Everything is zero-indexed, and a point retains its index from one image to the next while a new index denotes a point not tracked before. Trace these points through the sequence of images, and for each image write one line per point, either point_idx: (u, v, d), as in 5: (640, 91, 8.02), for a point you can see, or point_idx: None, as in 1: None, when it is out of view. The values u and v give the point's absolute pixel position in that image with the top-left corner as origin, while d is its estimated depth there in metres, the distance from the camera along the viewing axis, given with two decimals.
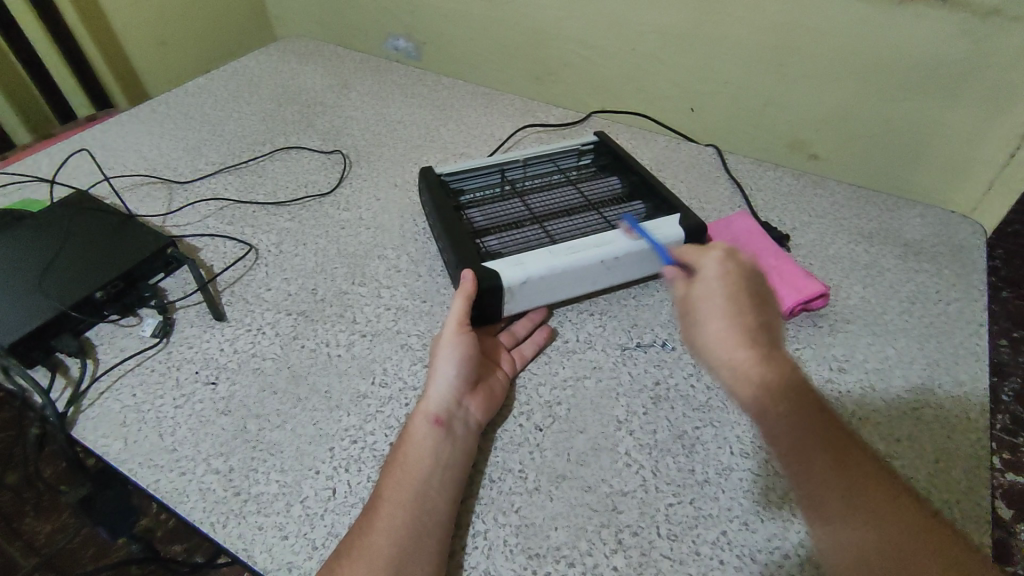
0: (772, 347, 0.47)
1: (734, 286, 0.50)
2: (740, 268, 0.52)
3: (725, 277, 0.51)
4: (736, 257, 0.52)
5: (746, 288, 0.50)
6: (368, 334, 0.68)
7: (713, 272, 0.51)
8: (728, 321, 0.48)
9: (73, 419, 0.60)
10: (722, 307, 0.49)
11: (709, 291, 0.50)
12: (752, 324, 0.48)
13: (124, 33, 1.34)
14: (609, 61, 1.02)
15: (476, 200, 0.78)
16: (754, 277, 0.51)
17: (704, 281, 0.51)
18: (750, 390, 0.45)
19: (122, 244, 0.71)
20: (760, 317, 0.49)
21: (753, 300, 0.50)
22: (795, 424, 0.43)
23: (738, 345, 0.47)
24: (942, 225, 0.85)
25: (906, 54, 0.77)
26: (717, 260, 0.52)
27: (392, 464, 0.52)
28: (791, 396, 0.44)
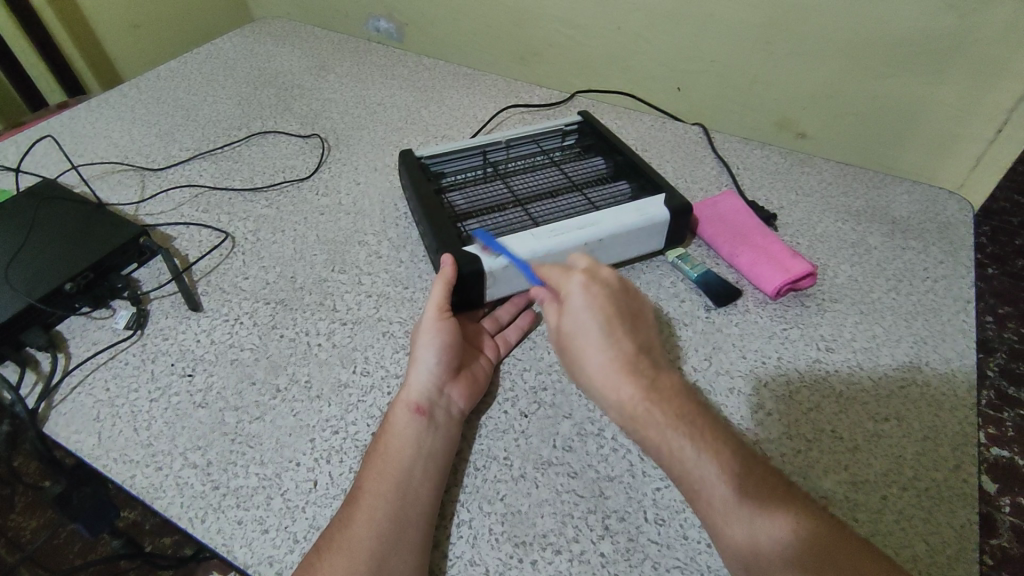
0: (648, 370, 0.50)
1: (600, 314, 0.51)
2: (602, 290, 0.53)
3: (591, 304, 0.51)
4: (594, 279, 0.53)
5: (612, 311, 0.51)
6: (349, 322, 0.66)
7: (580, 299, 0.51)
8: (599, 355, 0.50)
9: (44, 415, 0.58)
10: (594, 342, 0.50)
11: (579, 323, 0.51)
12: (618, 353, 0.50)
13: (95, 17, 1.29)
14: (594, 39, 0.99)
15: (457, 182, 0.76)
16: (616, 298, 0.53)
17: (575, 311, 0.51)
18: (641, 420, 0.47)
19: (92, 234, 0.68)
20: (627, 340, 0.50)
21: (615, 323, 0.51)
22: (678, 443, 0.46)
23: (621, 377, 0.48)
24: (929, 201, 0.85)
25: (893, 30, 0.76)
26: (578, 280, 0.53)
27: (373, 455, 0.51)
28: (668, 417, 0.47)
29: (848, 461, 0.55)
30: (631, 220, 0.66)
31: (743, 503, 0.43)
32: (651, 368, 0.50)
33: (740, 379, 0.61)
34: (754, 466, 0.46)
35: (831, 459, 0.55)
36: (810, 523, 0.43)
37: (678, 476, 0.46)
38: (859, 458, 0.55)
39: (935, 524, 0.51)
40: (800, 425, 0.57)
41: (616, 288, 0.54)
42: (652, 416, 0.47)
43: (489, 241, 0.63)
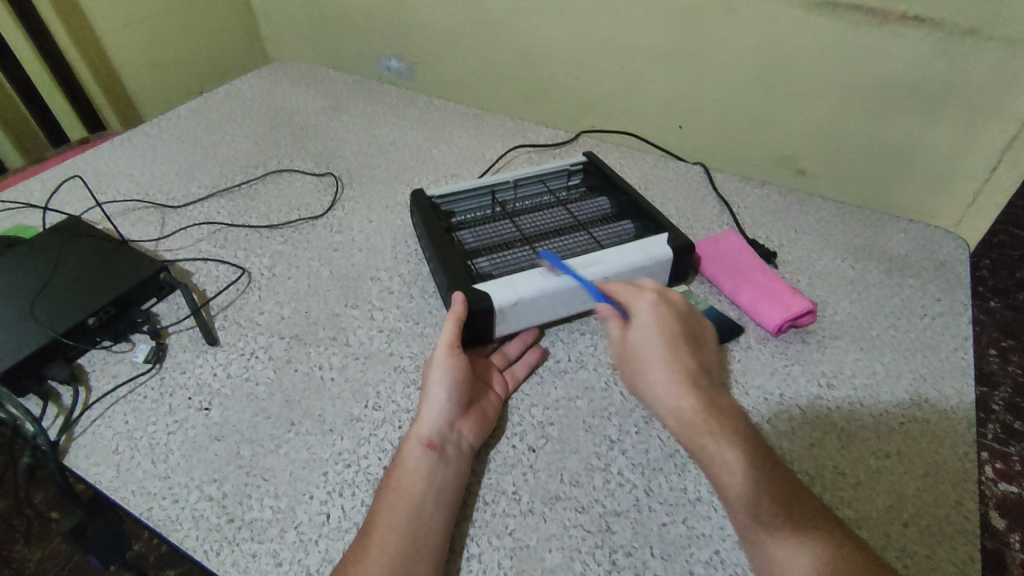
0: (704, 386, 0.55)
1: (668, 334, 0.58)
2: (671, 313, 0.59)
3: (659, 323, 0.58)
4: (665, 300, 0.60)
5: (676, 333, 0.58)
6: (361, 356, 0.68)
7: (650, 318, 0.58)
8: (663, 368, 0.56)
9: (65, 448, 0.60)
10: (661, 355, 0.56)
11: (650, 336, 0.58)
12: (680, 367, 0.56)
13: (119, 59, 1.34)
14: (599, 80, 1.03)
15: (467, 221, 0.78)
16: (682, 323, 0.59)
17: (642, 329, 0.58)
18: (694, 427, 0.53)
19: (115, 270, 0.71)
20: (689, 357, 0.57)
21: (680, 340, 0.58)
22: (729, 454, 0.51)
23: (679, 388, 0.55)
24: (926, 240, 0.87)
25: (887, 73, 0.79)
26: (647, 300, 0.60)
27: (385, 488, 0.52)
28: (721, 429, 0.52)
29: (851, 497, 0.56)
30: (635, 257, 0.69)
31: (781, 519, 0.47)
32: (707, 385, 0.56)
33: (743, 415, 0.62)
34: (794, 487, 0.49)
35: (834, 495, 0.56)
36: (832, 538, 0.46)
37: (722, 489, 0.50)
38: (861, 494, 0.56)
39: (937, 561, 0.51)
40: (803, 461, 0.58)
41: (685, 311, 0.61)
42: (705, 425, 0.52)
43: (555, 263, 0.67)
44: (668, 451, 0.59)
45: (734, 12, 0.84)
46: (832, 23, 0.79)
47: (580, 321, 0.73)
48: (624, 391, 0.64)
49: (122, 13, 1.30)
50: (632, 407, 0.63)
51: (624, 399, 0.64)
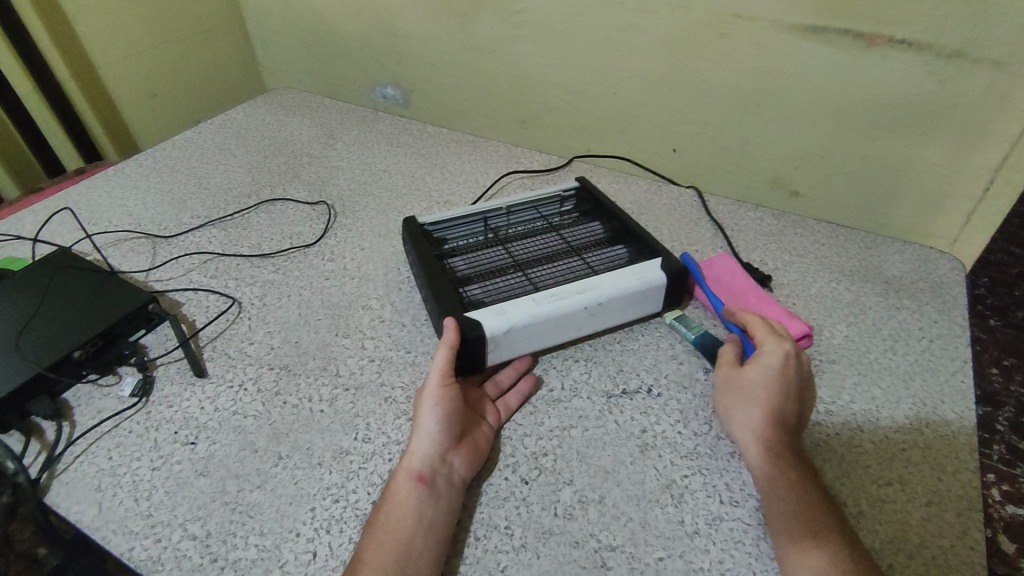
0: (791, 430, 0.57)
1: (782, 381, 0.58)
2: (796, 368, 0.59)
3: (776, 369, 0.59)
4: (799, 360, 0.60)
5: (791, 382, 0.59)
6: (351, 387, 0.67)
7: (769, 362, 0.59)
8: (769, 414, 0.57)
9: (47, 485, 0.58)
10: (767, 394, 0.58)
11: (766, 379, 0.59)
12: (782, 412, 0.57)
13: (116, 89, 1.34)
14: (591, 105, 1.04)
15: (459, 248, 0.78)
16: (801, 377, 0.59)
17: (761, 366, 0.59)
18: (771, 450, 0.55)
19: (103, 302, 0.71)
20: (795, 405, 0.58)
21: (794, 391, 0.58)
22: (790, 480, 0.53)
23: (762, 416, 0.57)
24: (921, 261, 0.87)
25: (876, 95, 0.79)
26: (785, 351, 0.59)
27: (374, 525, 0.51)
28: (790, 461, 0.54)
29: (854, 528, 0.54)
30: (628, 283, 0.68)
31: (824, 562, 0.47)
32: (793, 430, 0.57)
33: None
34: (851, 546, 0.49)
35: None
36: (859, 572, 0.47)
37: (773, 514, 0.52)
38: (863, 525, 0.54)
39: None
40: None
41: (808, 375, 0.61)
42: (778, 449, 0.55)
43: (586, 282, 0.68)
44: (664, 481, 0.57)
45: (724, 37, 0.85)
46: (820, 47, 0.79)
47: (574, 348, 0.72)
48: (619, 420, 0.63)
49: (120, 44, 1.32)
50: (627, 436, 0.62)
51: (619, 428, 0.62)
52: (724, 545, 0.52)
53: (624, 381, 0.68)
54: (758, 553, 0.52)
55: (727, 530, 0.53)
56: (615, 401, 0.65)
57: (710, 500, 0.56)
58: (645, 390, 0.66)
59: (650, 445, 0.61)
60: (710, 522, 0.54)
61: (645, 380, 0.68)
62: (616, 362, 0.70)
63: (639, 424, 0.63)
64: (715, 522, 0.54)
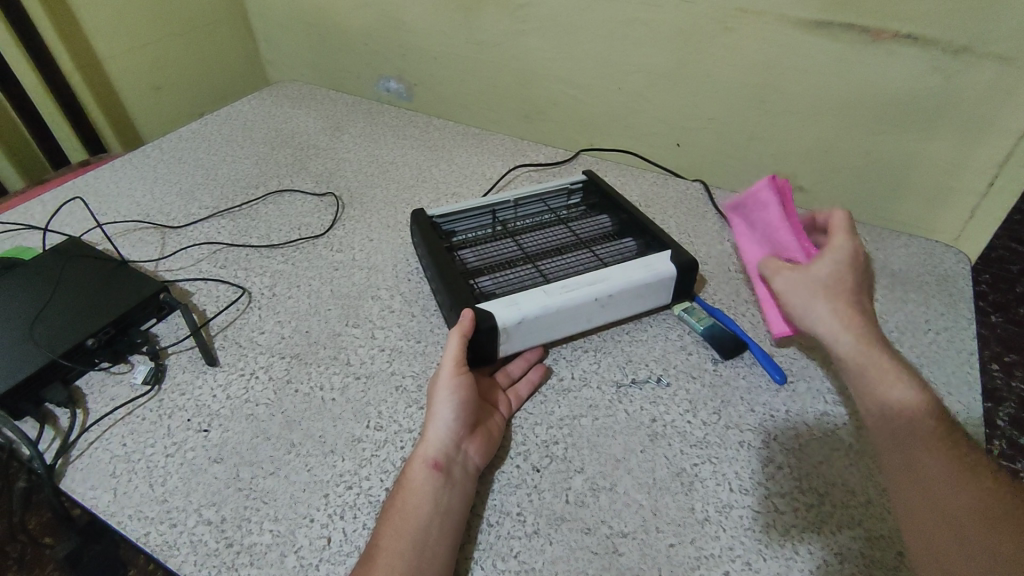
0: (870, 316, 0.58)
1: (851, 272, 0.59)
2: (860, 262, 0.61)
3: (844, 261, 0.60)
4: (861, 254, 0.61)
5: (858, 272, 0.60)
6: (362, 376, 0.67)
7: (840, 257, 0.60)
8: (849, 306, 0.57)
9: (61, 471, 0.59)
10: (842, 287, 0.58)
11: (837, 273, 0.59)
12: (858, 301, 0.58)
13: (121, 80, 1.34)
14: (597, 99, 1.04)
15: (468, 240, 0.79)
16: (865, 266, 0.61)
17: (831, 262, 0.60)
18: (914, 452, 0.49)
19: (115, 290, 0.71)
20: (864, 292, 0.60)
21: (861, 281, 0.60)
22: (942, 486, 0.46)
23: (849, 307, 0.57)
24: (926, 255, 0.87)
25: (881, 89, 0.80)
26: (852, 249, 0.60)
27: (390, 511, 0.51)
28: (942, 454, 0.47)
29: (862, 515, 0.54)
30: (638, 274, 0.69)
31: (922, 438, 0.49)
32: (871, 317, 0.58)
33: (748, 432, 0.61)
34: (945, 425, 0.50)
35: (844, 514, 0.55)
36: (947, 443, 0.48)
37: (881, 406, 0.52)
38: (871, 512, 0.55)
39: None
40: (811, 478, 0.57)
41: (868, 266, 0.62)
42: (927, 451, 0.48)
43: (595, 273, 0.69)
44: (674, 470, 0.58)
45: (731, 32, 0.85)
46: (828, 41, 0.80)
47: (583, 339, 0.73)
48: (628, 409, 0.64)
49: (125, 35, 1.31)
50: (637, 425, 0.62)
51: (629, 418, 0.63)
52: (734, 532, 0.53)
53: (633, 371, 0.68)
54: (768, 540, 0.52)
55: (736, 518, 0.54)
56: (625, 391, 0.66)
57: (720, 488, 0.56)
58: (655, 379, 0.67)
59: (660, 435, 0.61)
60: (720, 510, 0.55)
61: (655, 371, 0.68)
62: (625, 352, 0.71)
63: (649, 414, 0.63)
64: (725, 510, 0.55)
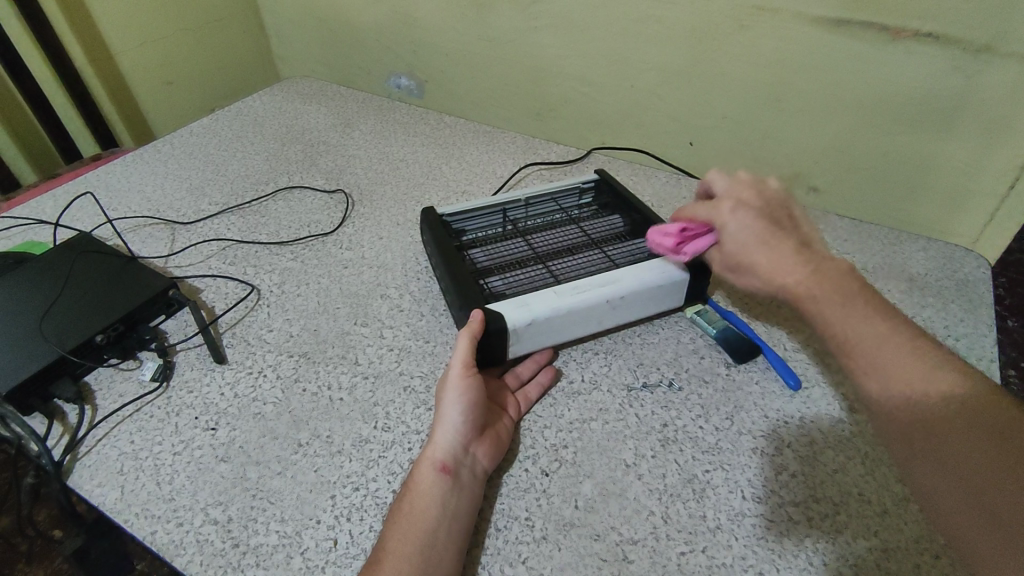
0: (807, 253, 0.51)
1: (759, 227, 0.54)
2: (753, 210, 0.55)
3: (744, 223, 0.54)
4: (744, 203, 0.56)
5: (766, 222, 0.54)
6: (370, 375, 0.67)
7: (734, 223, 0.55)
8: (785, 264, 0.50)
9: (69, 467, 0.58)
10: (757, 247, 0.53)
11: (742, 239, 0.54)
12: (782, 249, 0.51)
13: (133, 76, 1.35)
14: (609, 97, 1.03)
15: (478, 240, 0.78)
16: (764, 209, 0.55)
17: (731, 232, 0.55)
18: (946, 436, 0.40)
19: (124, 287, 0.71)
20: (788, 231, 0.53)
21: (772, 223, 0.54)
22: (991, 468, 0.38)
23: (782, 263, 0.51)
24: (945, 259, 0.85)
25: (898, 89, 0.78)
26: (727, 210, 0.56)
27: (396, 513, 0.51)
28: (974, 434, 0.39)
29: (879, 526, 0.53)
30: (650, 276, 0.67)
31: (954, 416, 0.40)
32: (810, 251, 0.51)
33: (761, 438, 0.60)
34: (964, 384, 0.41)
35: (860, 524, 0.53)
36: (971, 412, 0.40)
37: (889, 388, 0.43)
38: (888, 523, 0.53)
39: None
40: (826, 487, 0.56)
41: (766, 202, 0.57)
42: (956, 430, 0.40)
43: (607, 275, 0.68)
44: (686, 476, 0.57)
45: (746, 29, 0.84)
46: (844, 39, 0.78)
47: (593, 341, 0.72)
48: (639, 413, 0.63)
49: (137, 30, 1.31)
50: (648, 429, 0.61)
51: (640, 422, 0.62)
52: (746, 541, 0.52)
53: (645, 374, 0.67)
54: (781, 550, 0.51)
55: (748, 526, 0.53)
56: (636, 394, 0.65)
57: (732, 496, 0.55)
58: (666, 383, 0.66)
59: (671, 440, 0.60)
60: (732, 518, 0.54)
61: (667, 374, 0.67)
62: (636, 355, 0.70)
63: (661, 418, 0.62)
64: (738, 518, 0.54)
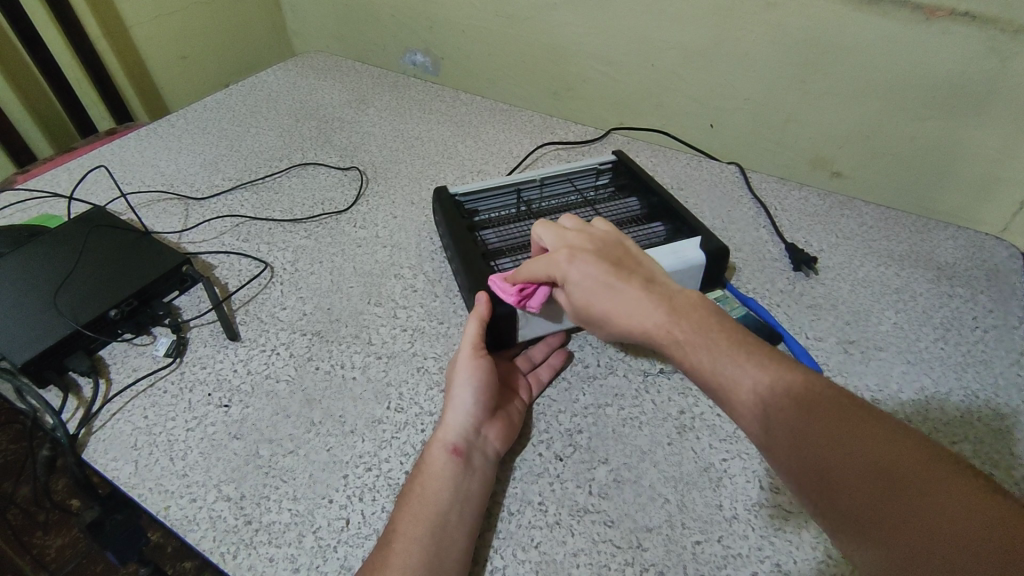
0: (659, 293, 0.50)
1: (601, 272, 0.52)
2: (591, 253, 0.54)
3: (584, 273, 0.53)
4: (578, 249, 0.54)
5: (603, 266, 0.52)
6: (384, 355, 0.66)
7: (575, 273, 0.53)
8: (636, 314, 0.49)
9: (84, 440, 0.59)
10: (605, 292, 0.51)
11: (589, 289, 0.52)
12: (629, 296, 0.50)
13: (147, 49, 1.33)
14: (628, 77, 1.00)
15: (492, 221, 0.76)
16: (602, 250, 0.54)
17: (576, 284, 0.53)
18: (838, 475, 0.36)
19: (138, 261, 0.70)
20: (630, 270, 0.52)
21: (608, 267, 0.52)
22: (889, 498, 0.34)
23: (639, 310, 0.49)
24: (975, 247, 0.83)
25: (931, 71, 0.75)
26: (564, 263, 0.54)
27: (407, 495, 0.50)
28: (863, 457, 0.36)
29: None
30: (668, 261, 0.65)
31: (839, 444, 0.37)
32: (657, 292, 0.50)
33: None
34: (846, 411, 0.38)
35: None
36: (855, 432, 0.37)
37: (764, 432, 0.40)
38: None
39: None
40: None
41: (602, 242, 0.55)
42: (841, 461, 0.36)
43: None
44: (702, 464, 0.56)
45: (773, 7, 0.80)
46: (877, 19, 0.75)
47: None
48: (655, 400, 0.62)
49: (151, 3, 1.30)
50: (664, 416, 0.60)
51: (656, 408, 0.61)
52: (763, 531, 0.51)
53: (662, 361, 0.66)
54: (799, 541, 0.50)
55: (766, 517, 0.52)
56: (652, 380, 0.64)
57: (750, 485, 0.54)
58: None
59: (688, 427, 0.59)
60: (750, 507, 0.53)
61: None
62: None
63: (677, 405, 0.61)
64: (755, 508, 0.53)
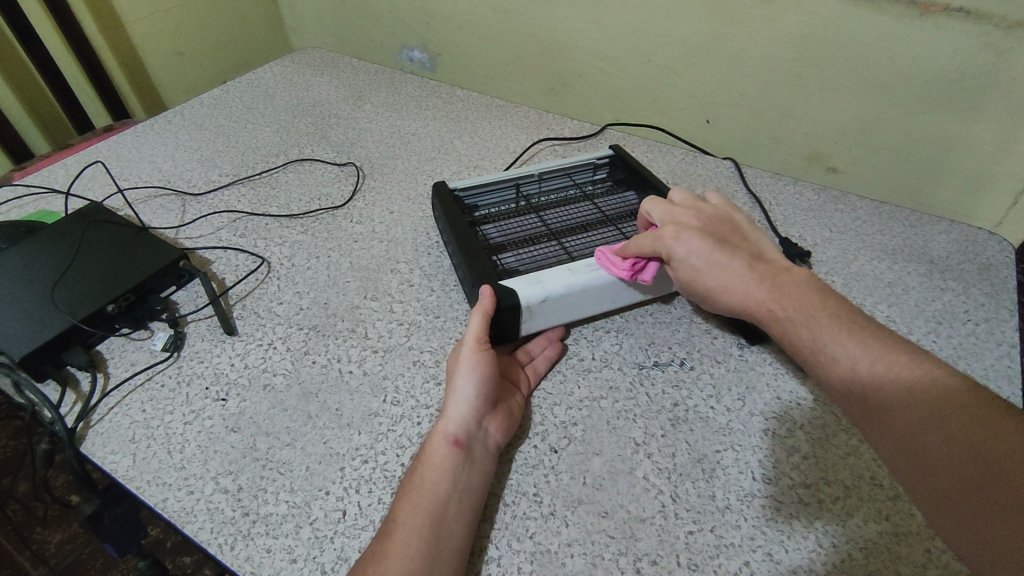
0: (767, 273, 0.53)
1: (708, 249, 0.55)
2: (697, 230, 0.57)
3: (692, 250, 0.55)
4: (683, 227, 0.57)
5: (712, 243, 0.55)
6: (380, 350, 0.67)
7: (682, 249, 0.56)
8: (743, 290, 0.53)
9: (82, 434, 0.59)
10: (714, 269, 0.54)
11: (695, 267, 0.55)
12: (739, 275, 0.53)
13: (143, 45, 1.33)
14: (625, 73, 1.00)
15: (490, 215, 0.77)
16: (711, 229, 0.57)
17: (683, 260, 0.56)
18: (920, 446, 0.41)
19: (135, 257, 0.71)
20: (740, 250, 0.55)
21: (717, 244, 0.55)
22: (977, 481, 0.37)
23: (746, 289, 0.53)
24: (968, 242, 0.83)
25: (925, 67, 0.75)
26: (671, 241, 0.57)
27: (407, 485, 0.50)
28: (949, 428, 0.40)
29: (892, 510, 0.52)
30: None
31: (930, 416, 0.41)
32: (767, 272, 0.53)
33: (773, 420, 0.60)
34: (948, 388, 0.41)
35: (872, 508, 0.53)
36: (947, 405, 0.41)
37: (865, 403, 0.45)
38: (900, 507, 0.53)
39: None
40: (838, 470, 0.56)
41: (711, 221, 0.58)
42: (931, 432, 0.40)
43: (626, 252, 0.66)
44: (696, 456, 0.57)
45: (769, 3, 0.81)
46: (872, 15, 0.75)
47: (605, 319, 0.71)
48: (650, 392, 0.62)
49: None
50: (658, 409, 0.61)
51: (650, 401, 0.61)
52: (755, 521, 0.52)
53: (656, 354, 0.66)
54: (790, 531, 0.51)
55: (758, 507, 0.53)
56: (647, 373, 0.64)
57: (742, 476, 0.55)
58: (678, 363, 0.65)
59: (682, 419, 0.60)
60: (742, 498, 0.53)
61: (678, 354, 0.67)
62: (648, 334, 0.69)
63: (671, 398, 0.62)
64: (747, 498, 0.53)
